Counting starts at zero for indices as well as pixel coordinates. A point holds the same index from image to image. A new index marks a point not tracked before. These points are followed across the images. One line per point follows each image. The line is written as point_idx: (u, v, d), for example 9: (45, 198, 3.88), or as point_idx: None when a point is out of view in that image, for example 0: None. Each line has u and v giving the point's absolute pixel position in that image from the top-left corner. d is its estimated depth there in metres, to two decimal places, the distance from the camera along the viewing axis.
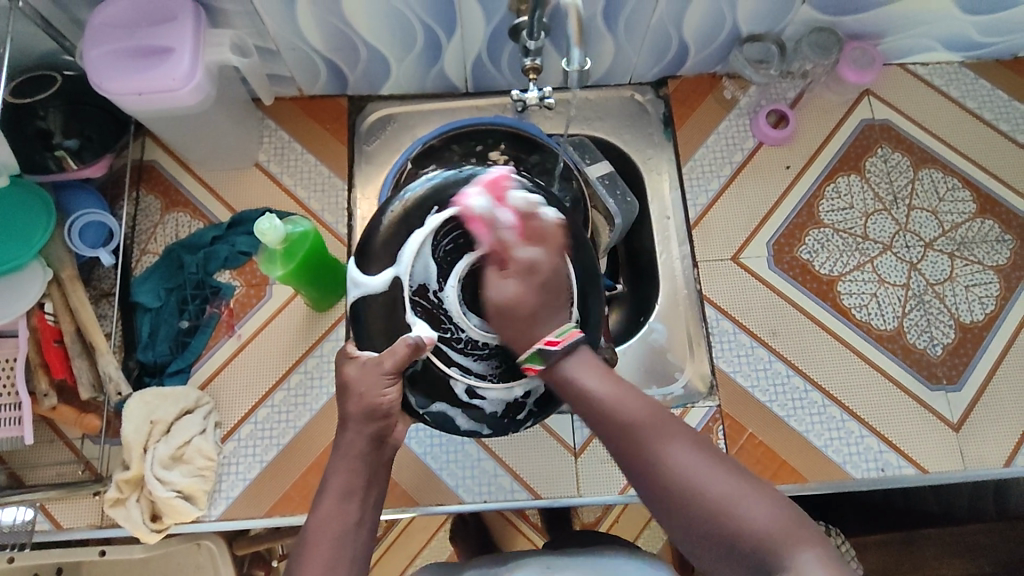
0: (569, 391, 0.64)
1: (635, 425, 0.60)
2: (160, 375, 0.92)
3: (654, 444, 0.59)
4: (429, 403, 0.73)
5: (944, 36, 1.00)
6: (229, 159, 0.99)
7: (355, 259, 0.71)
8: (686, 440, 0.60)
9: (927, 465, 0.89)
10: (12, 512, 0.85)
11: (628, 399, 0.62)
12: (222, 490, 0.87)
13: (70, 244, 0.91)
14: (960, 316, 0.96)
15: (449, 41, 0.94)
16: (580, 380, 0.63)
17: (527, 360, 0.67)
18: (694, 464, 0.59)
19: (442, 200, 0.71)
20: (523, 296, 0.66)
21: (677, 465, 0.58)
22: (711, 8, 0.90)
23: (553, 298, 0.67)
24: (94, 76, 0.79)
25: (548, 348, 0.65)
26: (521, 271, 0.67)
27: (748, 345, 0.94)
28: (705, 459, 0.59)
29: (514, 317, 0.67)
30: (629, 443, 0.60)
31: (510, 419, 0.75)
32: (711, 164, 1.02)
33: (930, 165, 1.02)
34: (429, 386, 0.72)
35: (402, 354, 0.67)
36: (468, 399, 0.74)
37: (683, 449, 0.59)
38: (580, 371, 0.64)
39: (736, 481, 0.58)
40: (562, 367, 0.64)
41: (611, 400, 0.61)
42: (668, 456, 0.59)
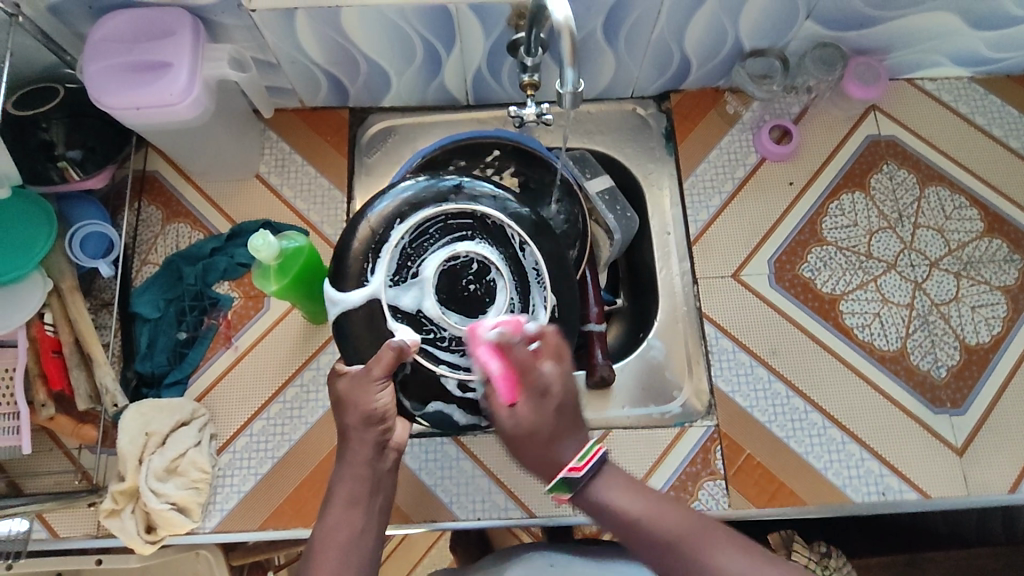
0: (604, 519, 0.61)
1: (677, 541, 0.60)
2: (158, 386, 0.92)
3: (699, 556, 0.59)
4: (425, 404, 0.72)
5: (952, 52, 0.98)
6: (229, 170, 1.00)
7: (331, 281, 0.72)
8: (730, 546, 0.60)
9: (929, 490, 0.87)
10: (7, 523, 0.85)
11: (666, 514, 0.61)
12: (216, 502, 0.88)
13: (71, 254, 0.91)
14: (966, 338, 0.94)
15: (448, 55, 0.93)
16: (614, 508, 0.61)
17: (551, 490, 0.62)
18: (742, 567, 0.59)
19: (407, 211, 0.73)
20: (536, 424, 0.61)
21: (728, 574, 0.58)
22: (713, 23, 0.89)
23: (569, 423, 0.62)
24: (94, 91, 0.79)
25: (571, 474, 0.61)
26: (534, 395, 0.62)
27: (747, 364, 0.93)
28: (753, 563, 0.59)
29: (531, 442, 0.61)
30: (676, 563, 0.59)
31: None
32: (713, 180, 1.01)
33: (937, 183, 1.01)
34: (421, 387, 0.72)
35: (389, 361, 0.66)
36: (462, 392, 0.72)
37: (729, 556, 0.59)
38: (611, 492, 0.62)
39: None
40: (592, 493, 0.62)
41: (648, 521, 0.60)
42: (718, 566, 0.58)
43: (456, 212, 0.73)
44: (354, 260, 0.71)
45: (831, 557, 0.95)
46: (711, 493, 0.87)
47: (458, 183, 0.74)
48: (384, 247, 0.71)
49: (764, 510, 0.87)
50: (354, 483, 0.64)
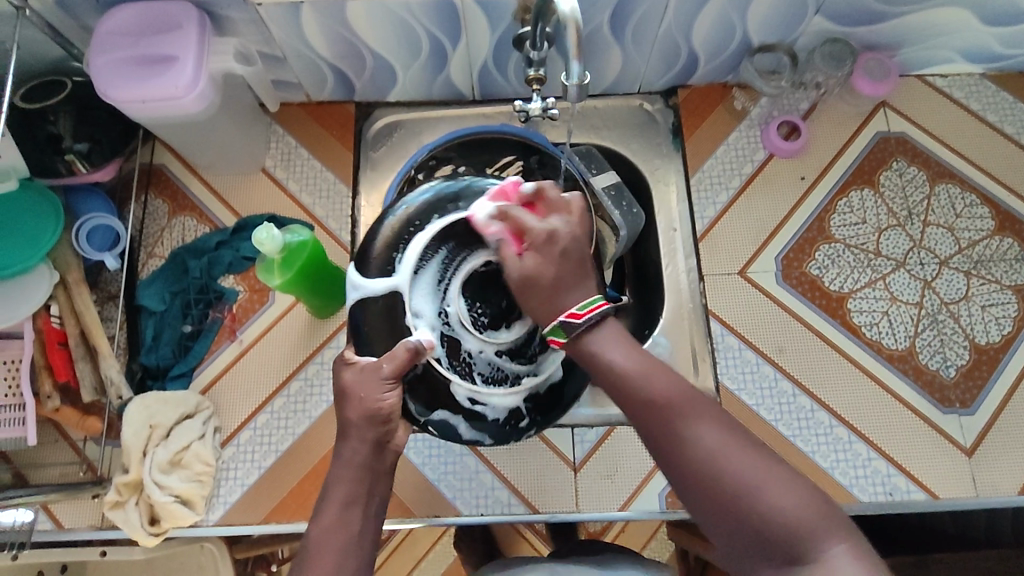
0: (593, 365, 0.60)
1: (661, 401, 0.57)
2: (163, 378, 0.93)
3: (680, 420, 0.56)
4: (431, 413, 0.70)
5: (965, 48, 0.97)
6: (236, 163, 1.00)
7: (354, 265, 0.70)
8: (714, 421, 0.56)
9: (937, 490, 0.87)
10: (10, 513, 0.85)
11: (655, 376, 0.58)
12: (220, 495, 0.88)
13: (77, 247, 0.92)
14: (976, 337, 0.93)
15: (454, 50, 0.93)
16: (609, 356, 0.59)
17: (550, 333, 0.62)
18: (719, 442, 0.55)
19: (446, 206, 0.71)
20: (541, 269, 0.62)
21: (703, 443, 0.55)
22: (721, 18, 0.88)
23: (576, 270, 0.62)
24: (100, 83, 0.80)
25: (570, 320, 0.60)
26: (542, 242, 0.63)
27: (753, 362, 0.92)
28: (736, 443, 0.55)
29: (535, 292, 0.62)
30: (655, 421, 0.57)
31: (512, 428, 0.73)
32: (720, 176, 1.00)
33: (947, 180, 1.00)
34: (429, 393, 0.70)
35: (402, 360, 0.65)
36: (470, 405, 0.71)
37: (710, 429, 0.56)
38: (606, 345, 0.60)
39: (758, 463, 0.54)
40: (587, 340, 0.60)
41: (637, 372, 0.58)
42: (695, 437, 0.55)
43: None
44: (377, 250, 0.70)
45: None
46: None
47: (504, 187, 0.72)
48: (416, 239, 0.69)
49: None
50: (352, 480, 0.63)
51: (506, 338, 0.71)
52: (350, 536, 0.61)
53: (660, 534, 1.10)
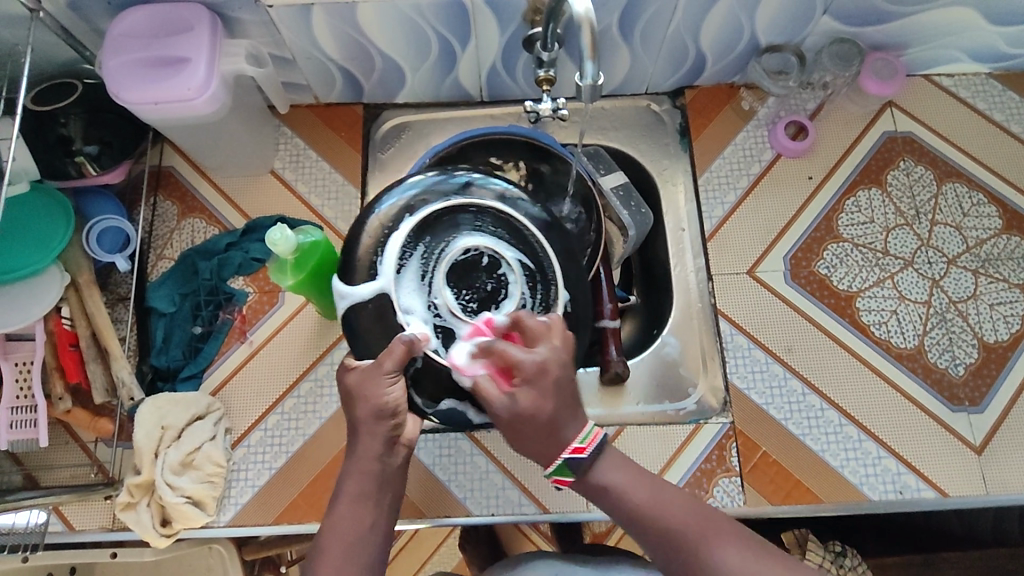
0: (607, 501, 0.61)
1: (675, 528, 0.59)
2: (173, 380, 0.93)
3: (697, 545, 0.58)
4: (437, 402, 0.70)
5: (971, 47, 0.98)
6: (245, 165, 1.00)
7: (338, 277, 0.72)
8: (729, 537, 0.59)
9: (947, 488, 0.87)
10: (25, 514, 0.87)
11: (664, 502, 0.60)
12: (230, 496, 0.88)
13: (88, 249, 0.92)
14: (984, 336, 0.93)
15: (463, 51, 0.93)
16: (621, 494, 0.61)
17: (553, 474, 0.61)
18: (739, 561, 0.57)
19: (416, 205, 0.72)
20: (538, 404, 0.59)
21: (724, 565, 0.57)
22: (730, 18, 0.89)
23: (568, 404, 0.60)
24: (112, 85, 0.80)
25: (574, 455, 0.60)
26: (531, 376, 0.59)
27: (763, 361, 0.92)
28: (754, 557, 0.58)
29: (532, 427, 0.59)
30: (673, 550, 0.59)
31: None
32: (728, 176, 1.00)
33: (954, 179, 1.00)
34: (432, 384, 0.69)
35: (401, 354, 0.64)
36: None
37: (726, 547, 0.58)
38: (611, 473, 0.61)
39: (780, 574, 0.57)
40: (596, 475, 0.61)
41: (646, 506, 0.60)
42: (714, 559, 0.57)
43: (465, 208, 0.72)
44: (358, 256, 0.71)
45: (845, 556, 0.94)
46: (726, 490, 0.87)
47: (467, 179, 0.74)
48: (391, 241, 0.70)
49: (780, 508, 0.86)
50: (364, 480, 0.62)
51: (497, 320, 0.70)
52: (363, 532, 0.61)
53: None
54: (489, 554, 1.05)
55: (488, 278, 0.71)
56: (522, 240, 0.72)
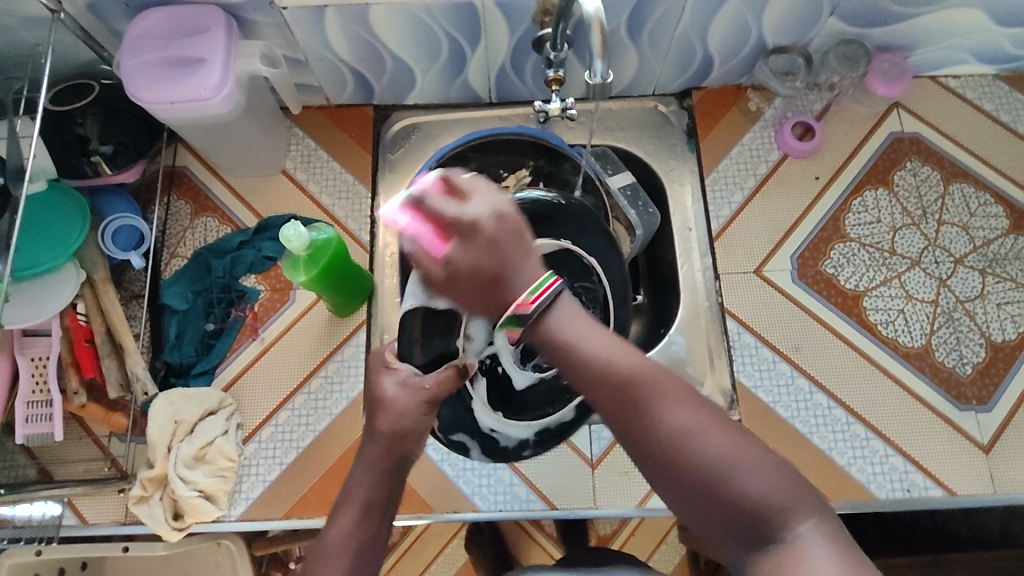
0: (559, 347, 0.54)
1: (623, 381, 0.52)
2: (186, 376, 0.94)
3: (644, 403, 0.52)
4: (452, 432, 0.92)
5: (977, 49, 0.98)
6: (258, 165, 1.02)
7: (418, 270, 0.74)
8: (683, 401, 0.52)
9: (955, 488, 0.87)
10: (40, 506, 0.87)
11: (620, 351, 0.53)
12: (242, 491, 0.89)
13: (104, 247, 0.94)
14: (991, 335, 0.93)
15: (473, 52, 0.95)
16: (572, 340, 0.53)
17: (503, 325, 0.56)
18: (689, 425, 0.51)
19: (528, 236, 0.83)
20: (475, 261, 0.54)
21: (669, 428, 0.51)
22: (737, 20, 0.90)
23: (510, 251, 0.54)
24: (131, 85, 0.82)
25: (521, 310, 0.53)
26: (464, 231, 0.55)
27: (770, 359, 0.93)
28: (703, 424, 0.51)
29: (480, 284, 0.55)
30: (620, 402, 0.52)
31: (517, 454, 0.91)
32: (735, 175, 1.01)
33: (961, 179, 1.00)
34: (457, 418, 0.92)
35: (450, 377, 0.68)
36: (489, 431, 0.93)
37: (676, 411, 0.51)
38: (572, 326, 0.54)
39: (730, 444, 0.50)
40: (545, 323, 0.54)
41: (596, 357, 0.53)
42: (661, 421, 0.51)
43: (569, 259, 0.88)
44: None
45: None
46: None
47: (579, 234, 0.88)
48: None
49: None
50: (374, 475, 0.62)
51: (529, 378, 0.92)
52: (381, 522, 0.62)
53: (671, 538, 1.10)
54: (495, 559, 1.05)
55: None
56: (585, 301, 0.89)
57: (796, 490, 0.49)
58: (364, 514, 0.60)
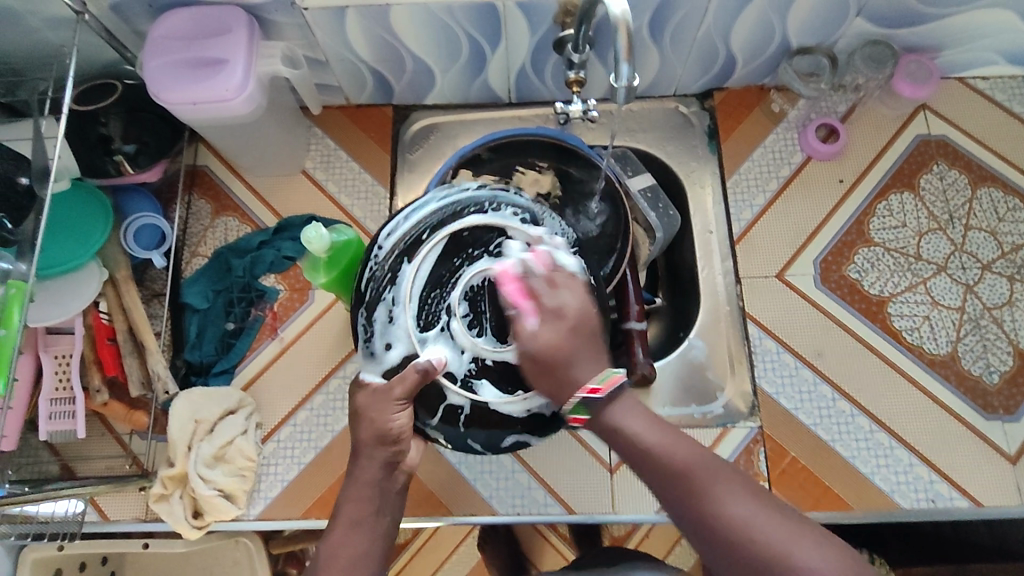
0: (618, 443, 0.58)
1: (686, 473, 0.55)
2: (206, 375, 0.95)
3: (706, 494, 0.54)
4: (496, 442, 0.69)
5: (1008, 50, 0.96)
6: (278, 165, 1.02)
7: (363, 347, 0.69)
8: (740, 488, 0.55)
9: (981, 498, 0.85)
10: (63, 504, 0.88)
11: (675, 443, 0.57)
12: (261, 490, 0.89)
13: (126, 245, 0.94)
14: (1020, 343, 0.92)
15: (494, 53, 0.94)
16: (631, 434, 0.57)
17: (571, 411, 0.60)
18: (748, 513, 0.53)
19: (415, 246, 0.69)
20: (554, 344, 0.58)
21: (732, 515, 0.53)
22: (762, 21, 0.88)
23: (580, 348, 0.58)
24: (153, 86, 0.82)
25: (589, 395, 0.57)
26: (549, 315, 0.59)
27: (792, 365, 0.92)
28: (761, 510, 0.54)
29: (545, 369, 0.59)
30: (675, 490, 0.55)
31: (570, 413, 0.68)
32: (757, 178, 1.00)
33: (989, 184, 0.98)
34: (484, 427, 0.68)
35: (413, 381, 0.64)
36: (527, 414, 0.67)
37: (736, 500, 0.54)
38: (626, 416, 0.58)
39: (786, 524, 0.53)
40: (610, 416, 0.58)
41: (659, 447, 0.56)
42: (723, 509, 0.53)
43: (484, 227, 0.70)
44: (366, 321, 0.69)
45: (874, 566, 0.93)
46: None
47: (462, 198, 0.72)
48: (399, 296, 0.68)
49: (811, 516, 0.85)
50: None
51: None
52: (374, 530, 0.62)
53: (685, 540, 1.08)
54: (509, 560, 1.04)
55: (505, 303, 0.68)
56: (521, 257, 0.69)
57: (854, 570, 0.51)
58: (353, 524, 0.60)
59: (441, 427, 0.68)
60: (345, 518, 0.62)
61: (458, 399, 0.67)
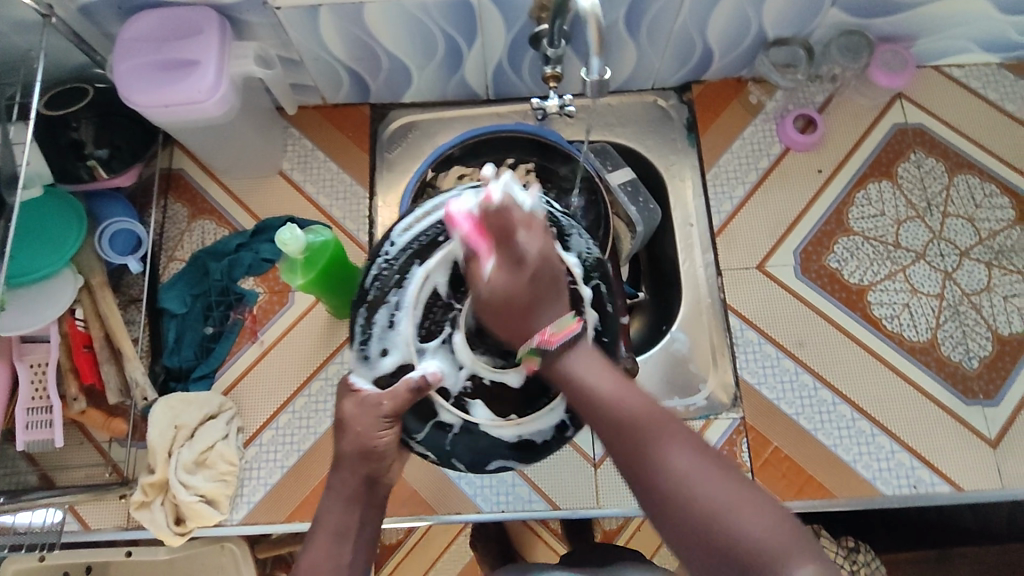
0: (573, 387, 0.63)
1: (634, 422, 0.59)
2: (185, 380, 0.94)
3: (650, 442, 0.58)
4: (482, 465, 0.71)
5: (982, 37, 0.97)
6: (254, 167, 1.01)
7: (354, 348, 0.69)
8: (684, 445, 0.57)
9: (962, 483, 0.86)
10: (41, 514, 0.88)
11: (632, 396, 0.60)
12: (244, 495, 0.89)
13: (99, 250, 0.93)
14: (998, 328, 0.92)
15: (470, 49, 0.93)
16: (583, 379, 0.62)
17: (524, 354, 0.66)
18: (687, 467, 0.56)
19: (428, 249, 0.70)
20: (507, 292, 0.61)
21: (671, 467, 0.56)
22: (737, 13, 0.88)
23: (541, 293, 0.62)
24: (123, 88, 0.81)
25: (544, 343, 0.63)
26: (509, 263, 0.60)
27: (774, 356, 0.92)
28: (701, 465, 0.56)
29: (510, 312, 0.62)
30: (622, 442, 0.59)
31: (558, 442, 0.72)
32: (736, 170, 1.00)
33: (966, 171, 0.99)
34: (471, 450, 0.71)
35: (406, 396, 0.64)
36: (518, 439, 0.72)
37: (678, 453, 0.57)
38: (581, 365, 0.63)
39: (726, 487, 0.55)
40: (565, 363, 0.63)
41: (611, 396, 0.61)
42: (665, 459, 0.57)
43: None
44: (364, 321, 0.69)
45: (858, 552, 0.94)
46: None
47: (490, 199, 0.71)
48: (404, 301, 0.70)
49: (793, 504, 0.86)
50: None
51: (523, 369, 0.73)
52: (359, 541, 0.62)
53: None
54: (500, 555, 1.03)
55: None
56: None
57: (789, 539, 0.52)
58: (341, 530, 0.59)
59: (428, 440, 0.70)
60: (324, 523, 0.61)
61: (450, 417, 0.71)
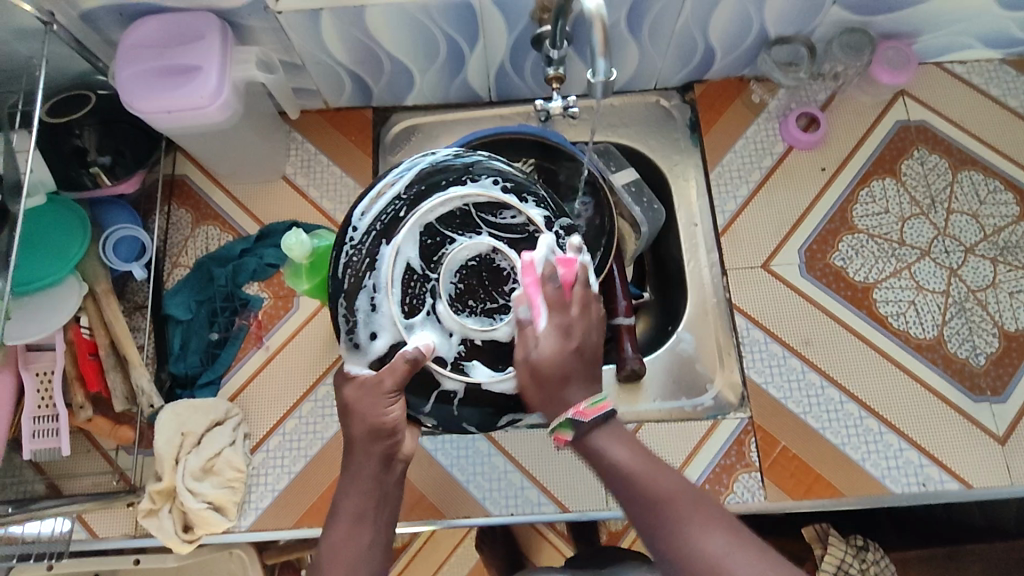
0: (599, 467, 0.57)
1: (664, 501, 0.55)
2: (191, 387, 0.93)
3: (682, 525, 0.54)
4: (491, 425, 0.69)
5: (984, 33, 0.97)
6: (258, 173, 1.01)
7: (344, 338, 0.68)
8: (715, 523, 0.54)
9: (970, 480, 0.86)
10: (49, 523, 0.87)
11: (656, 474, 0.56)
12: (251, 501, 0.88)
13: (104, 258, 0.93)
14: (1004, 325, 0.92)
15: (472, 51, 0.93)
16: (609, 459, 0.56)
17: (556, 428, 0.57)
18: (722, 547, 0.53)
19: (390, 228, 0.68)
20: (558, 358, 0.58)
21: (707, 549, 0.53)
22: (739, 12, 0.88)
23: (582, 370, 0.59)
24: (126, 95, 0.81)
25: (578, 417, 0.56)
26: (561, 328, 0.60)
27: (780, 355, 0.92)
28: (737, 543, 0.53)
29: (543, 385, 0.59)
30: (653, 522, 0.55)
31: None
32: (740, 170, 1.00)
33: (970, 167, 0.99)
34: (479, 406, 0.68)
35: (404, 369, 0.63)
36: (522, 388, 0.67)
37: (712, 534, 0.54)
38: (611, 444, 0.56)
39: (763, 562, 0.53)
40: (592, 442, 0.57)
41: (639, 473, 0.55)
42: (698, 542, 0.53)
43: (466, 200, 0.70)
44: (345, 310, 0.68)
45: (868, 551, 0.93)
46: (747, 485, 0.86)
47: (437, 166, 0.70)
48: (380, 281, 0.67)
49: (802, 503, 0.85)
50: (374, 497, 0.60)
51: (513, 322, 0.68)
52: (373, 535, 0.60)
53: None
54: (507, 560, 1.03)
55: (490, 281, 0.69)
56: (508, 231, 0.70)
57: None
58: (349, 536, 0.59)
59: (435, 410, 0.68)
60: (333, 529, 0.60)
61: (452, 382, 0.67)
